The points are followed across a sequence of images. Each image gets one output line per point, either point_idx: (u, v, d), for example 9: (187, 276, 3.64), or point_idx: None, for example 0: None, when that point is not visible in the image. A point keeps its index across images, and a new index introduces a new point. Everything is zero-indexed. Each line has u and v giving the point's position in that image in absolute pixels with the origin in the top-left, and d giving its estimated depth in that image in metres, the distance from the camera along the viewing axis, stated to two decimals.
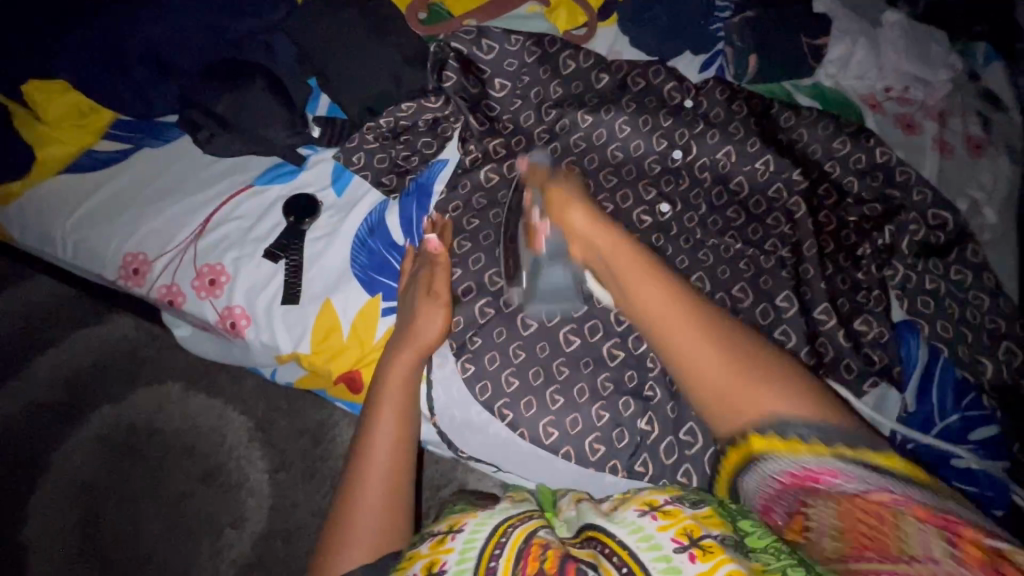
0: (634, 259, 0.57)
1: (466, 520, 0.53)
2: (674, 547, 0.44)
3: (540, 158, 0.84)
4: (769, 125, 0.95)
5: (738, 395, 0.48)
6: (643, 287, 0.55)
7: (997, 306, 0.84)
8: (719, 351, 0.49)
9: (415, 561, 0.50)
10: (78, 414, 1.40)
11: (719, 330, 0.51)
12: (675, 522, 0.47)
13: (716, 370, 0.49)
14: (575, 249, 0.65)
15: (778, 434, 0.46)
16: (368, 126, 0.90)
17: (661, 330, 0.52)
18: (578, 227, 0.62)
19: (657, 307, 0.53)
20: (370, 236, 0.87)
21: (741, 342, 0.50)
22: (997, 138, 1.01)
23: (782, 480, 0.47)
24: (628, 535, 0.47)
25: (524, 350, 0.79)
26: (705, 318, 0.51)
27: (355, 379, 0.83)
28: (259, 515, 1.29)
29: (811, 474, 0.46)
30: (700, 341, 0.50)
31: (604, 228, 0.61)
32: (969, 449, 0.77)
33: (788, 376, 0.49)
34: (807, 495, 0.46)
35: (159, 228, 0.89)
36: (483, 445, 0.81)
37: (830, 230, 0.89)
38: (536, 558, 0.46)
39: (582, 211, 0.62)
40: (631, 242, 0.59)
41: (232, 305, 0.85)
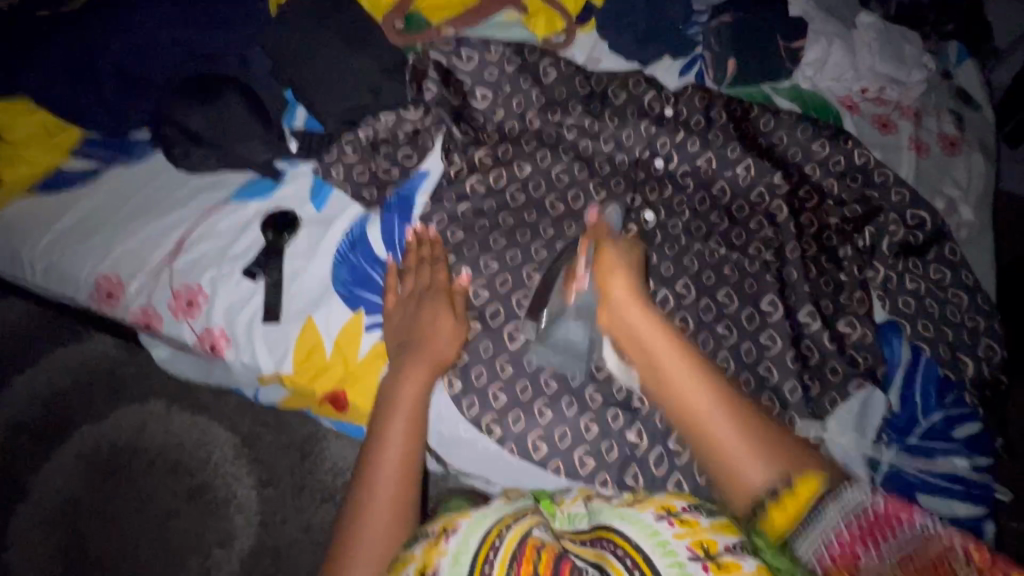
0: (669, 343, 0.61)
1: (459, 521, 0.55)
2: (689, 556, 0.48)
3: (613, 213, 0.80)
4: (749, 129, 0.95)
5: (756, 467, 0.56)
6: (685, 382, 0.59)
7: (976, 304, 0.85)
8: (746, 441, 0.56)
9: (409, 564, 0.52)
10: (57, 436, 1.36)
11: (750, 426, 0.57)
12: (693, 533, 0.50)
13: (754, 462, 0.56)
14: (607, 322, 0.66)
15: (825, 489, 0.54)
16: (346, 139, 0.89)
17: (705, 433, 0.58)
18: (618, 300, 0.64)
19: (702, 412, 0.58)
20: (352, 251, 0.85)
21: (769, 437, 0.57)
22: (970, 137, 1.03)
23: (854, 531, 0.52)
24: (643, 535, 0.51)
25: (511, 364, 0.79)
26: (739, 414, 0.58)
27: (339, 397, 0.81)
28: (248, 534, 1.27)
29: (885, 517, 0.52)
30: (735, 435, 0.57)
31: (651, 319, 0.62)
32: (952, 448, 0.78)
33: (794, 445, 0.58)
34: (878, 548, 0.52)
35: (133, 248, 0.86)
36: (471, 460, 0.80)
37: (812, 233, 0.89)
38: (531, 557, 0.49)
39: (625, 283, 0.65)
40: (665, 326, 0.62)
41: (211, 326, 0.82)
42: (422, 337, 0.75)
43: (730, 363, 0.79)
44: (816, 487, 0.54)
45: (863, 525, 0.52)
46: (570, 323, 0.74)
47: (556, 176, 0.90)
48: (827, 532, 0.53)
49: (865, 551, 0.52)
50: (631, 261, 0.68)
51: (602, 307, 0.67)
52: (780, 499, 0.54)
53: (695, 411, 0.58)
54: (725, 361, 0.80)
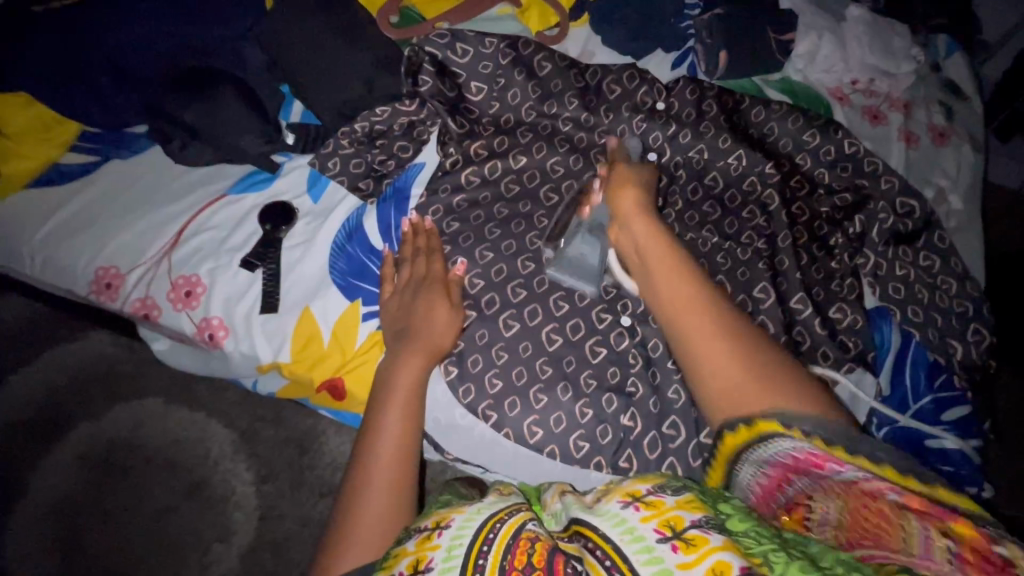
0: (665, 249, 0.62)
1: (453, 516, 0.52)
2: (657, 539, 0.41)
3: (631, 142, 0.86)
4: (741, 121, 0.97)
5: (740, 393, 0.51)
6: (671, 280, 0.59)
7: (965, 290, 0.86)
8: (724, 341, 0.53)
9: (401, 559, 0.49)
10: (55, 433, 1.36)
11: (735, 331, 0.54)
12: (658, 514, 0.43)
13: (729, 365, 0.52)
14: (618, 237, 0.69)
15: (773, 433, 0.48)
16: (342, 131, 0.90)
17: (680, 331, 0.56)
18: (625, 212, 0.67)
19: (681, 310, 0.57)
20: (349, 242, 0.86)
21: (753, 347, 0.53)
22: (959, 128, 1.05)
23: (780, 469, 0.48)
24: (612, 528, 0.44)
25: (506, 351, 0.80)
26: (723, 319, 0.55)
27: (337, 386, 0.82)
28: (247, 528, 1.27)
29: (806, 461, 0.47)
30: (710, 337, 0.54)
31: (652, 226, 0.64)
32: (942, 430, 0.79)
33: (800, 383, 0.51)
34: (800, 482, 0.47)
35: (131, 241, 0.87)
36: (468, 446, 0.81)
37: (803, 221, 0.90)
38: (525, 551, 0.45)
39: (632, 198, 0.67)
40: (667, 234, 0.63)
41: (210, 316, 0.83)
42: (420, 326, 0.76)
43: None
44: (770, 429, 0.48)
45: (781, 464, 0.48)
46: (585, 238, 0.78)
47: (551, 167, 0.91)
48: (755, 474, 0.50)
49: (789, 486, 0.48)
50: (652, 200, 0.68)
51: (612, 223, 0.70)
52: (736, 429, 0.51)
53: (686, 327, 0.56)
54: None
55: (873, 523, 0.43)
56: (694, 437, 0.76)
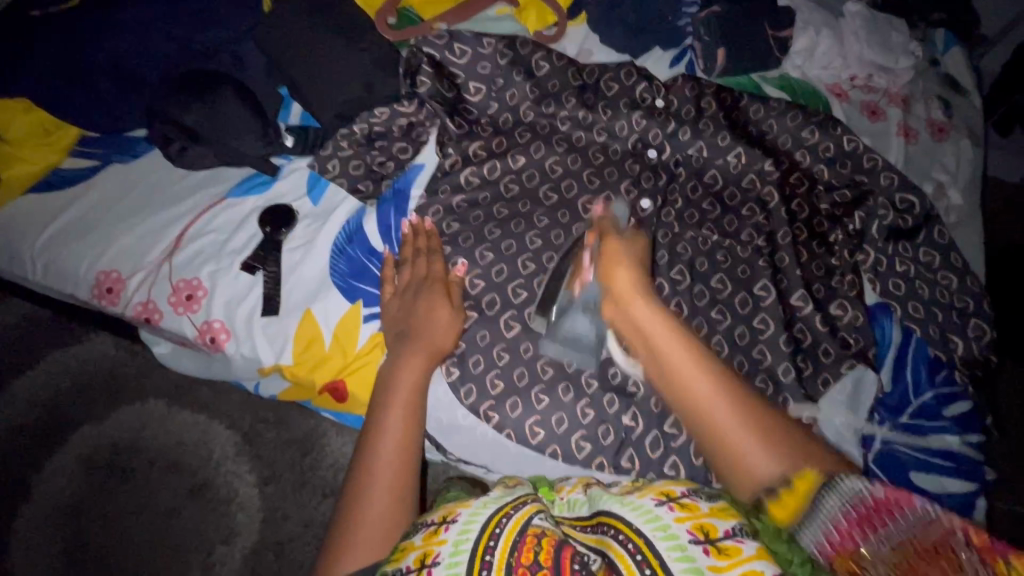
0: (678, 339, 0.59)
1: (459, 510, 0.54)
2: (690, 539, 0.47)
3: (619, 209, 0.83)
4: (739, 118, 0.97)
5: (762, 462, 0.54)
6: (695, 379, 0.57)
7: (965, 285, 0.86)
8: (753, 432, 0.55)
9: (408, 553, 0.52)
10: (59, 437, 1.37)
11: (757, 415, 0.56)
12: (693, 517, 0.49)
13: (762, 455, 0.54)
14: (612, 315, 0.66)
15: (826, 480, 0.52)
16: (341, 133, 0.91)
17: (711, 428, 0.56)
18: (624, 292, 0.63)
19: (709, 406, 0.56)
20: (349, 244, 0.86)
21: (778, 433, 0.55)
22: (958, 122, 1.05)
23: (851, 517, 0.51)
24: (644, 521, 0.50)
25: (507, 352, 0.80)
26: (746, 406, 0.56)
27: (339, 388, 0.82)
28: (250, 530, 1.28)
29: (871, 508, 0.50)
30: (741, 432, 0.55)
31: (655, 310, 0.61)
32: (943, 425, 0.79)
33: (799, 441, 0.56)
34: (869, 534, 0.50)
35: (132, 245, 0.87)
36: (470, 446, 0.81)
37: (803, 219, 0.90)
38: (531, 549, 0.49)
39: (628, 274, 0.64)
40: (676, 322, 0.60)
41: (211, 319, 0.83)
42: (421, 328, 0.76)
43: (724, 347, 0.80)
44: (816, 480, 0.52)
45: (853, 512, 0.51)
46: (577, 315, 0.77)
47: (550, 166, 0.91)
48: (826, 524, 0.51)
49: (859, 538, 0.50)
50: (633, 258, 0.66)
51: (605, 301, 0.66)
52: (778, 496, 0.53)
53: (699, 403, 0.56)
54: (719, 345, 0.81)
55: (927, 561, 0.46)
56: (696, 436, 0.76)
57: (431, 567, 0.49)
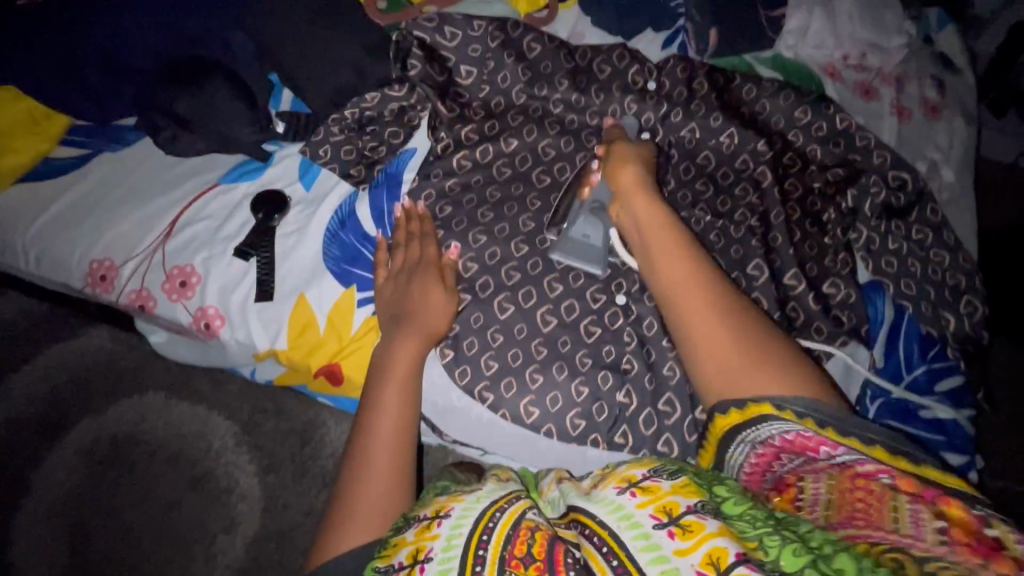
0: (672, 237, 0.66)
1: (452, 505, 0.52)
2: (654, 526, 0.43)
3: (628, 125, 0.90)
4: (732, 98, 0.96)
5: (729, 366, 0.57)
6: (677, 265, 0.63)
7: (957, 262, 0.87)
8: (723, 320, 0.58)
9: (400, 549, 0.50)
10: (59, 431, 1.37)
11: (732, 309, 0.59)
12: (654, 500, 0.45)
13: (725, 340, 0.57)
14: (620, 218, 0.74)
15: (771, 413, 0.52)
16: (332, 118, 0.90)
17: (682, 309, 0.61)
18: (631, 195, 0.71)
19: (686, 291, 0.61)
20: (342, 229, 0.86)
21: (753, 330, 0.58)
22: (951, 100, 1.04)
23: (777, 445, 0.51)
24: (610, 516, 0.45)
25: (502, 334, 0.81)
26: (724, 299, 0.60)
27: (334, 372, 0.82)
28: (251, 519, 1.28)
29: (797, 442, 0.51)
30: (710, 317, 0.59)
31: (657, 210, 0.69)
32: (935, 400, 0.80)
33: (782, 364, 0.56)
34: (790, 460, 0.51)
35: (125, 233, 0.87)
36: (466, 427, 0.82)
37: (797, 197, 0.90)
38: (525, 541, 0.46)
39: (638, 182, 0.71)
40: (679, 226, 0.67)
41: (205, 306, 0.83)
42: (416, 310, 0.77)
43: None
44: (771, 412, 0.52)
45: (773, 443, 0.51)
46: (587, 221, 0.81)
47: (542, 149, 0.91)
48: (753, 447, 0.52)
49: (779, 463, 0.51)
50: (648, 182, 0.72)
51: (614, 202, 0.74)
52: (727, 411, 0.55)
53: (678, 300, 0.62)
54: None
55: (862, 502, 0.44)
56: (690, 414, 0.76)
57: (422, 563, 0.47)
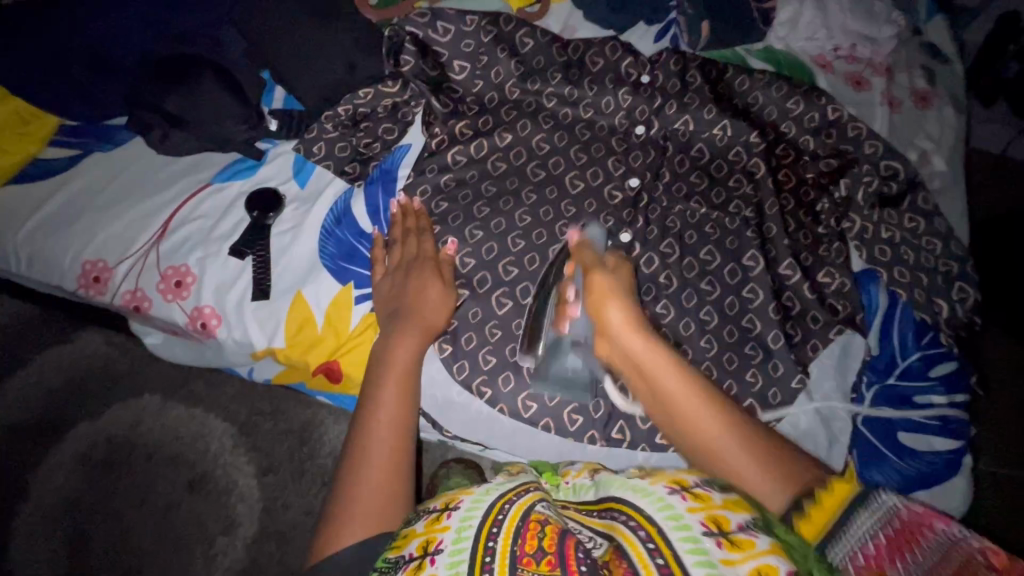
0: (671, 370, 0.60)
1: (461, 498, 0.55)
2: (703, 531, 0.43)
3: (594, 232, 0.81)
4: (725, 91, 0.97)
5: (767, 488, 0.53)
6: (686, 404, 0.58)
7: (949, 250, 0.87)
8: (748, 451, 0.54)
9: (410, 541, 0.52)
10: (54, 436, 1.36)
11: (749, 434, 0.55)
12: (705, 507, 0.46)
13: (756, 474, 0.53)
14: (613, 353, 0.67)
15: (862, 491, 0.49)
16: (326, 115, 0.90)
17: (715, 456, 0.56)
18: (614, 328, 0.65)
19: (707, 435, 0.56)
20: (337, 225, 0.86)
21: (765, 443, 0.55)
22: (941, 90, 1.05)
23: (887, 533, 0.46)
24: (655, 507, 0.47)
25: (499, 329, 0.81)
26: (737, 426, 0.56)
27: (332, 369, 0.82)
28: (251, 520, 1.28)
29: (909, 524, 0.46)
30: (739, 456, 0.54)
31: (643, 340, 0.62)
32: (930, 385, 0.81)
33: (809, 464, 0.54)
34: (907, 552, 0.45)
35: (118, 233, 0.86)
36: (466, 423, 0.82)
37: (790, 188, 0.91)
38: (536, 536, 0.47)
39: (617, 309, 0.65)
40: (669, 352, 0.61)
41: (201, 305, 0.83)
42: (414, 306, 0.77)
43: (713, 317, 0.82)
44: (851, 488, 0.49)
45: (883, 530, 0.47)
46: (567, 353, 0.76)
47: (536, 144, 0.91)
48: (860, 538, 0.47)
49: (897, 555, 0.45)
50: (623, 279, 0.70)
51: (604, 339, 0.67)
52: (805, 512, 0.49)
53: (700, 431, 0.57)
54: (708, 315, 0.82)
55: (964, 573, 0.41)
56: None
57: (432, 555, 0.48)
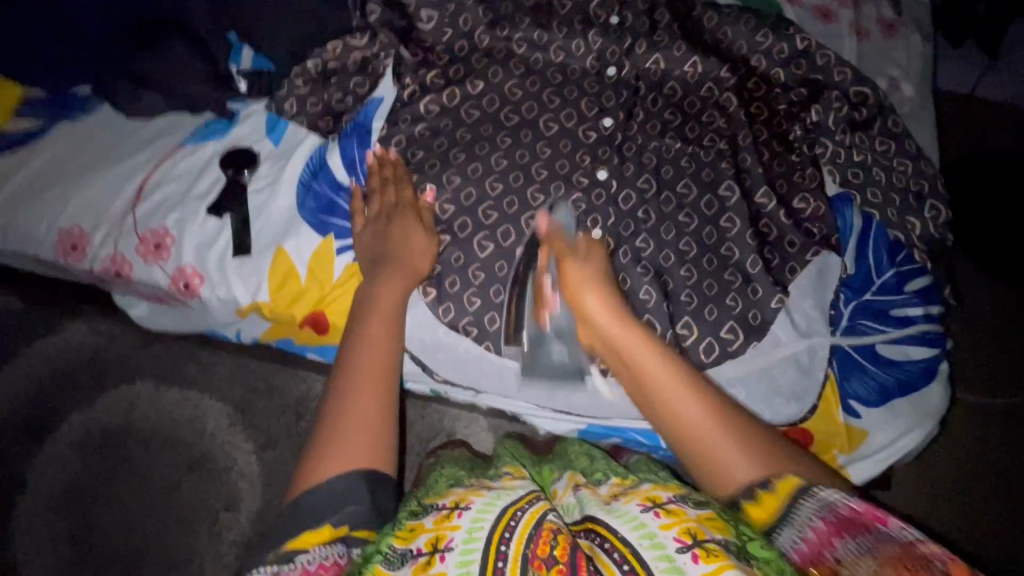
0: (656, 358, 0.67)
1: (473, 499, 0.59)
2: (677, 548, 0.49)
3: (565, 218, 0.82)
4: (694, 28, 0.96)
5: (736, 465, 0.59)
6: (672, 389, 0.64)
7: (920, 170, 0.88)
8: (727, 437, 0.60)
9: (419, 535, 0.56)
10: (48, 426, 1.36)
11: (727, 420, 0.61)
12: (678, 522, 0.52)
13: (732, 456, 0.59)
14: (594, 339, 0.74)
15: (811, 486, 0.55)
16: (295, 70, 0.89)
17: (697, 438, 0.61)
18: (597, 317, 0.72)
19: (694, 423, 0.61)
20: (314, 180, 0.86)
21: (744, 432, 0.61)
22: (907, 18, 1.06)
23: (829, 524, 0.52)
24: (634, 530, 0.52)
25: (483, 271, 0.81)
26: (717, 412, 0.62)
27: (319, 320, 0.82)
28: (253, 494, 1.29)
29: (854, 519, 0.52)
30: (719, 439, 0.60)
31: (631, 329, 0.70)
32: (906, 300, 0.83)
33: (777, 452, 0.60)
34: (845, 541, 0.51)
35: (93, 200, 0.86)
36: (455, 366, 0.83)
37: (762, 120, 0.92)
38: (547, 542, 0.52)
39: (599, 300, 0.72)
40: (653, 342, 0.69)
41: (183, 266, 0.83)
42: (398, 251, 0.78)
43: (692, 247, 0.83)
44: (797, 483, 0.56)
45: (826, 522, 0.52)
46: (551, 344, 0.81)
47: (508, 90, 0.90)
48: (803, 527, 0.53)
49: (837, 545, 0.51)
50: (596, 264, 0.76)
51: (586, 324, 0.74)
52: (756, 497, 0.57)
53: (677, 407, 0.63)
54: (688, 246, 0.83)
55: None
56: (671, 330, 0.80)
57: (443, 551, 0.52)
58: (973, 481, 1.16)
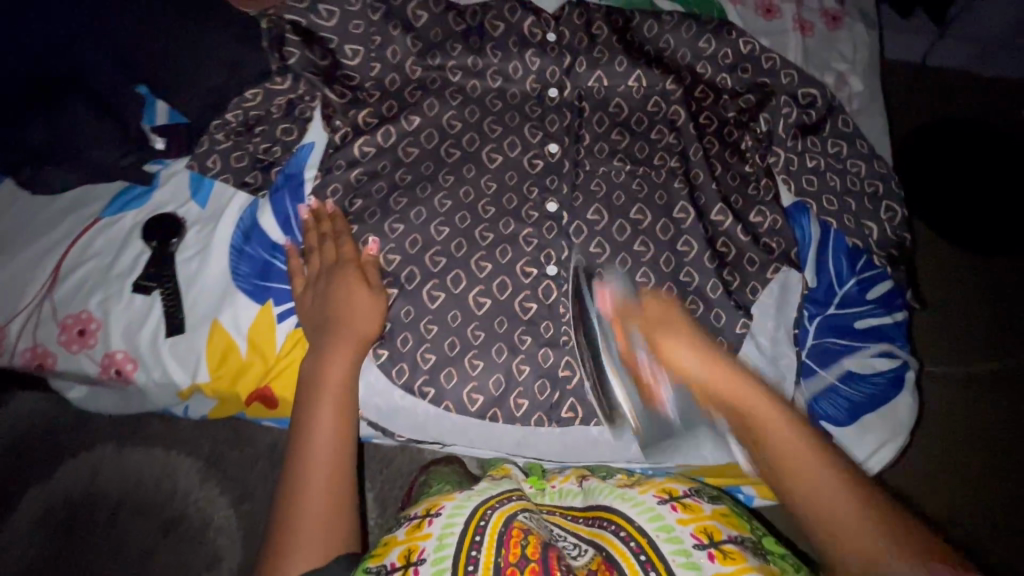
0: (774, 418, 0.61)
1: (444, 504, 0.58)
2: (694, 543, 0.49)
3: (620, 283, 0.76)
4: (634, 39, 0.91)
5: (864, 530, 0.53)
6: (793, 451, 0.58)
7: (874, 170, 0.87)
8: (856, 506, 0.54)
9: (391, 549, 0.54)
10: (8, 503, 1.28)
11: (851, 485, 0.56)
12: (695, 519, 0.53)
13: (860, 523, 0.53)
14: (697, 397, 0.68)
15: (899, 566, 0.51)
16: (213, 124, 0.83)
17: (817, 502, 0.56)
18: (692, 370, 0.66)
19: (820, 484, 0.56)
20: (247, 243, 0.81)
21: (872, 500, 0.55)
22: (850, 7, 1.03)
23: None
24: (650, 520, 0.52)
25: (435, 324, 0.77)
26: (841, 475, 0.57)
27: (265, 395, 0.78)
28: (233, 551, 1.24)
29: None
30: (851, 509, 0.54)
31: (733, 377, 0.65)
32: (868, 308, 0.83)
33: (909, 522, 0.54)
34: None
35: (7, 287, 0.79)
36: (416, 426, 0.80)
37: (713, 131, 0.88)
38: (518, 544, 0.50)
39: (692, 354, 0.66)
40: (761, 389, 0.64)
41: (112, 351, 0.77)
42: (344, 317, 0.73)
43: (650, 278, 0.79)
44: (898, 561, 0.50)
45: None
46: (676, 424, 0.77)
47: (448, 124, 0.85)
48: None
49: None
50: (681, 320, 0.69)
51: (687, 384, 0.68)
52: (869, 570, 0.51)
53: (800, 467, 0.58)
54: (646, 276, 0.79)
55: None
56: None
57: (416, 564, 0.50)
58: (953, 475, 1.14)
